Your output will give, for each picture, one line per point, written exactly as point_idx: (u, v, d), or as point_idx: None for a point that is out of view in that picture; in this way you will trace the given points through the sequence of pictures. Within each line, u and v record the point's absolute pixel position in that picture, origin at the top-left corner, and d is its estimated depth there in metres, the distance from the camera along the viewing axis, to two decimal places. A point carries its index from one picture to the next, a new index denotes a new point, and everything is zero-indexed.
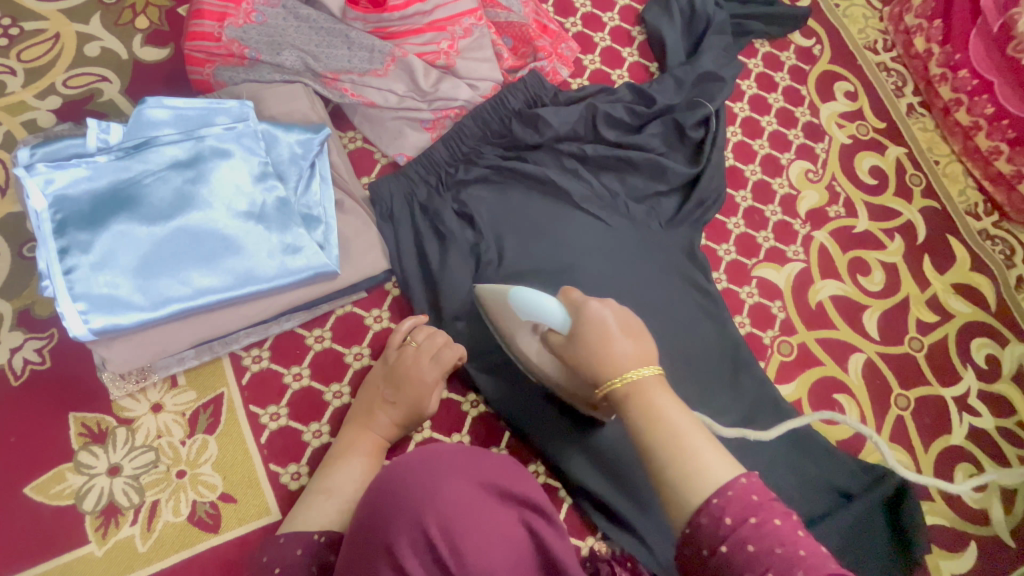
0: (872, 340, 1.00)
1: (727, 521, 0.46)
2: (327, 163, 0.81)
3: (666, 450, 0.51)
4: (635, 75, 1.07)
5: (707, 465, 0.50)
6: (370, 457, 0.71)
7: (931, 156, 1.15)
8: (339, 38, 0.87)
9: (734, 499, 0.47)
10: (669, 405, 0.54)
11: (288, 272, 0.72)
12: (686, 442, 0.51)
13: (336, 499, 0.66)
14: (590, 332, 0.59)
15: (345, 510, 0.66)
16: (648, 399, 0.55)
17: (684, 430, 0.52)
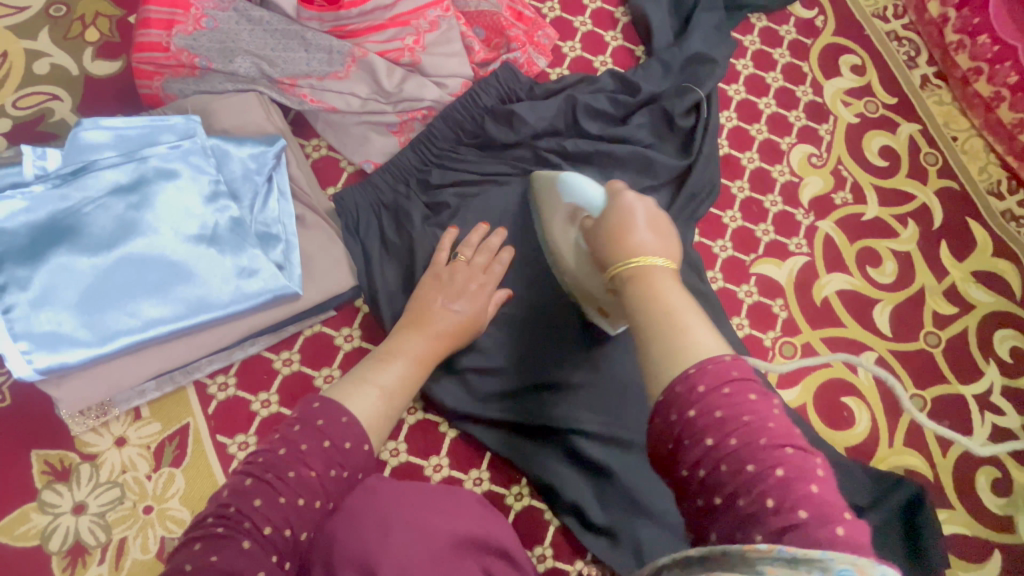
0: (883, 337, 0.92)
1: (701, 390, 0.42)
2: (285, 176, 0.76)
3: (659, 324, 0.46)
4: (620, 61, 0.99)
5: (696, 341, 0.45)
6: (416, 365, 0.65)
7: (948, 131, 1.06)
8: (294, 40, 0.82)
9: (714, 368, 0.42)
10: (669, 288, 0.49)
11: (244, 296, 0.68)
12: (681, 323, 0.46)
13: (381, 392, 0.59)
14: (614, 218, 0.57)
15: (386, 405, 0.58)
16: (650, 280, 0.50)
17: (678, 307, 0.47)
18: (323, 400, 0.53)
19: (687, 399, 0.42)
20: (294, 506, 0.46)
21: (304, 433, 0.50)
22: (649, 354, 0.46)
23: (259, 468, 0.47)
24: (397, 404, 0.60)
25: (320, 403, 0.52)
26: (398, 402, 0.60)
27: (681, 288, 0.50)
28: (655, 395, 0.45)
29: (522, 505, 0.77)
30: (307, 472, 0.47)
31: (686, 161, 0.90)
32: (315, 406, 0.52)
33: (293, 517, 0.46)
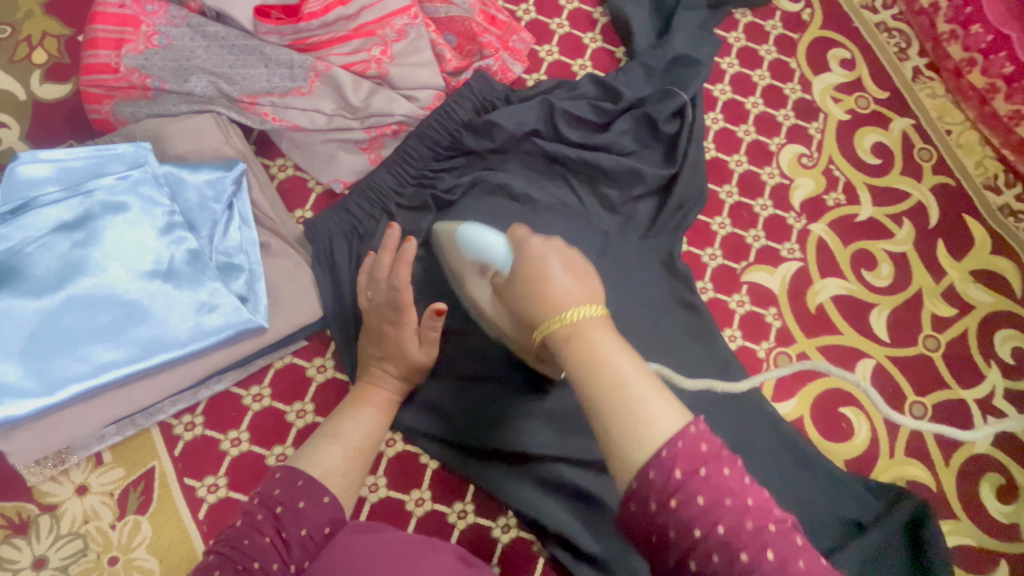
0: (881, 343, 0.89)
1: (677, 475, 0.37)
2: (247, 202, 0.72)
3: (612, 405, 0.40)
4: (599, 64, 0.95)
5: (650, 414, 0.39)
6: (381, 411, 0.65)
7: (943, 125, 1.02)
8: (253, 55, 0.77)
9: (685, 449, 0.38)
10: (609, 346, 0.42)
11: (205, 333, 0.65)
12: (635, 402, 0.40)
13: (344, 445, 0.60)
14: (530, 272, 0.48)
15: (352, 457, 0.59)
16: (590, 342, 0.42)
17: (621, 368, 0.41)
18: (285, 472, 0.54)
19: (661, 488, 0.38)
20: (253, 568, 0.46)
21: (264, 502, 0.51)
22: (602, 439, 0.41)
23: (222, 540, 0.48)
24: (364, 455, 0.61)
25: (281, 474, 0.54)
26: (363, 452, 0.61)
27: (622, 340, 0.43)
28: (622, 482, 0.40)
29: (508, 538, 0.73)
30: (262, 539, 0.48)
31: (675, 168, 0.86)
32: (279, 475, 0.54)
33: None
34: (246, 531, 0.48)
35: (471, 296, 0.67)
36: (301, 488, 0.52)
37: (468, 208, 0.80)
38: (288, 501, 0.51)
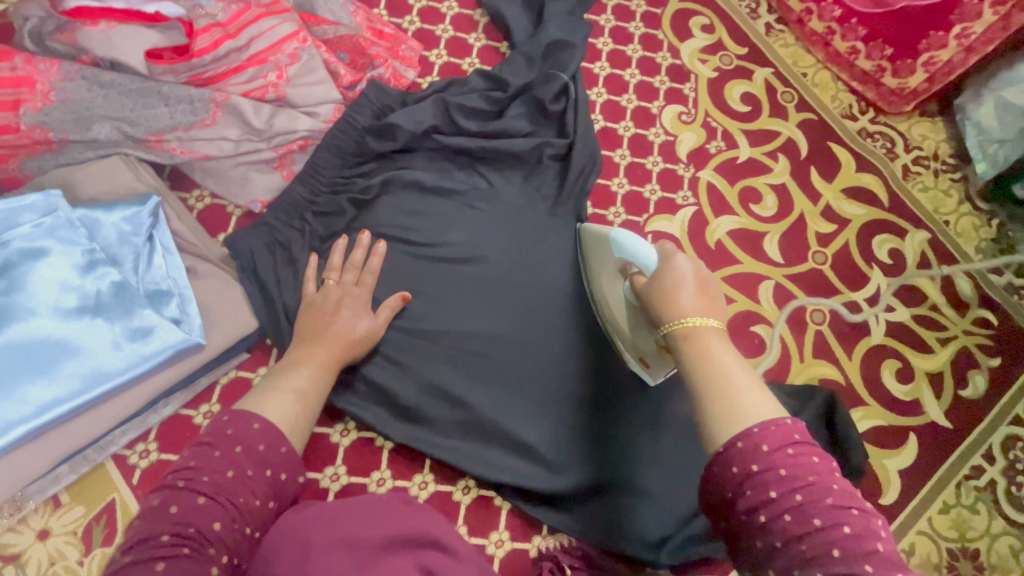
0: (776, 265, 1.00)
1: (765, 450, 0.44)
2: (167, 232, 0.75)
3: (715, 390, 0.49)
4: (487, 59, 1.03)
5: (750, 406, 0.47)
6: (320, 375, 0.67)
7: (798, 69, 1.16)
8: (153, 96, 0.81)
9: (775, 431, 0.45)
10: (719, 353, 0.51)
11: (143, 358, 0.68)
12: (738, 399, 0.47)
13: (288, 396, 0.61)
14: (665, 280, 0.60)
15: (300, 409, 0.60)
16: (704, 343, 0.52)
17: (730, 371, 0.50)
18: (267, 423, 0.54)
19: (748, 456, 0.44)
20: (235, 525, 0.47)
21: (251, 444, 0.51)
22: (708, 417, 0.48)
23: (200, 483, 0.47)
24: (308, 410, 0.62)
25: (260, 424, 0.53)
26: (309, 406, 0.62)
27: (730, 348, 0.52)
28: (713, 448, 0.47)
29: (471, 496, 0.80)
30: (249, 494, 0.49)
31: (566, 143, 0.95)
32: (257, 426, 0.53)
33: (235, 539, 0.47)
34: (237, 487, 0.48)
35: (599, 291, 0.81)
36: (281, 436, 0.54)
37: (380, 202, 0.87)
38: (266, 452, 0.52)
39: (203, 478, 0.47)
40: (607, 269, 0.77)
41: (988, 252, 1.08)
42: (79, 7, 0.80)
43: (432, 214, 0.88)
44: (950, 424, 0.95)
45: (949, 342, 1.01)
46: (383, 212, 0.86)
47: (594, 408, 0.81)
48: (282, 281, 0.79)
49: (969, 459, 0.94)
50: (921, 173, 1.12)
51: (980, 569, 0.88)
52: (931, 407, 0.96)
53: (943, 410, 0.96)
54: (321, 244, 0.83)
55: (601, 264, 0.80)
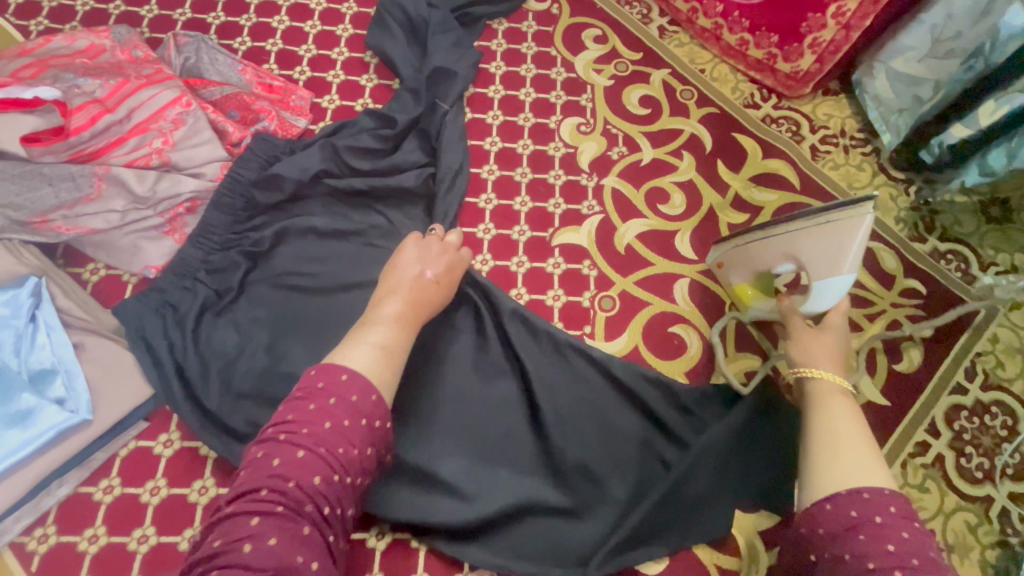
0: (690, 262, 0.99)
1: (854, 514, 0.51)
2: (53, 309, 0.75)
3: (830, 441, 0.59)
4: (379, 97, 1.05)
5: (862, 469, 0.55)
6: (397, 327, 0.66)
7: (696, 66, 1.17)
8: (35, 178, 0.82)
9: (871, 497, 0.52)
10: (844, 414, 0.62)
11: (23, 442, 0.67)
12: (845, 459, 0.57)
13: (368, 349, 0.61)
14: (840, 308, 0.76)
15: (379, 359, 0.60)
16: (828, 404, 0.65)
17: (848, 436, 0.59)
18: (354, 375, 0.56)
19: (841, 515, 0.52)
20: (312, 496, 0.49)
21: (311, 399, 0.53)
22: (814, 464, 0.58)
23: (300, 440, 0.51)
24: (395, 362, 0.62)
25: (346, 376, 0.56)
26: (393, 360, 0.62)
27: (857, 417, 0.62)
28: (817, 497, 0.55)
29: (386, 541, 0.78)
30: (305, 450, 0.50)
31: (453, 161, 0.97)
32: (345, 379, 0.55)
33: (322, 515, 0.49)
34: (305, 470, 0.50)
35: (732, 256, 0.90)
36: (354, 384, 0.56)
37: (273, 257, 0.87)
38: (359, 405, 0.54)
39: (303, 432, 0.51)
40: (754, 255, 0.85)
41: (909, 221, 1.06)
42: None
43: (328, 260, 0.88)
44: (887, 402, 0.93)
45: (877, 318, 0.99)
46: (275, 266, 0.87)
47: (511, 437, 0.81)
48: (176, 344, 0.79)
49: (913, 436, 0.91)
50: (830, 150, 1.11)
51: None
52: (865, 387, 0.93)
53: (878, 388, 0.94)
54: (213, 304, 0.83)
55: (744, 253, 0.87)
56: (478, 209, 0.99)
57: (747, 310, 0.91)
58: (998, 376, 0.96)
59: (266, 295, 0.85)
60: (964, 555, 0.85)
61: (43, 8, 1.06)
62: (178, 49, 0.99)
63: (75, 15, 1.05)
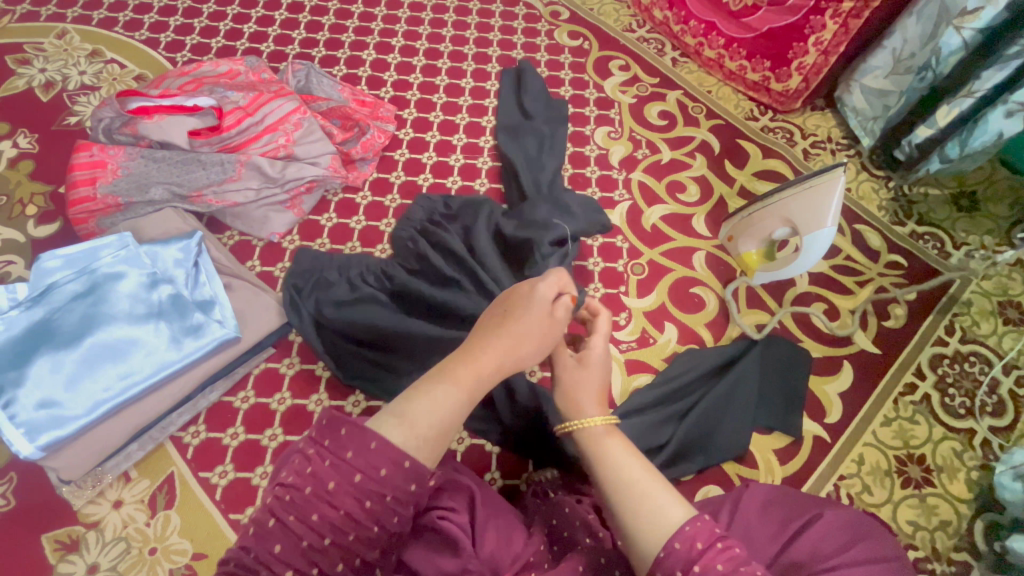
0: (706, 238, 1.19)
1: (699, 546, 0.52)
2: (209, 259, 0.95)
3: (632, 492, 0.60)
4: (449, 111, 1.30)
5: (662, 504, 0.58)
6: (462, 391, 0.60)
7: (704, 88, 1.42)
8: (193, 163, 1.07)
9: (701, 527, 0.54)
10: (620, 460, 0.64)
11: (195, 350, 0.87)
12: (639, 512, 0.58)
13: (408, 430, 0.54)
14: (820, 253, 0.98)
15: (422, 438, 0.55)
16: (605, 457, 0.65)
17: (638, 476, 0.62)
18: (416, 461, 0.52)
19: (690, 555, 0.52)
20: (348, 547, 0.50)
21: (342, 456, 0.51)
22: (637, 497, 0.59)
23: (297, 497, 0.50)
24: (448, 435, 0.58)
25: (387, 470, 0.51)
26: (427, 435, 0.55)
27: (628, 445, 0.67)
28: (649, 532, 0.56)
29: (465, 445, 0.95)
30: (335, 507, 0.50)
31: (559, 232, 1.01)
32: (376, 448, 0.51)
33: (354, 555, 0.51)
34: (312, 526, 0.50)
35: (744, 224, 1.09)
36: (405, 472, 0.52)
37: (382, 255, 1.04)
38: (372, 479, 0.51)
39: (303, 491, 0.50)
40: (758, 223, 1.05)
41: (890, 209, 1.27)
42: (140, 106, 1.09)
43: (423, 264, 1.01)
44: (879, 351, 1.10)
45: (867, 284, 1.17)
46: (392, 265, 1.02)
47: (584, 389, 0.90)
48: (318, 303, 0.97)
49: (901, 379, 1.07)
50: (820, 153, 1.33)
51: (928, 471, 0.99)
52: (858, 338, 1.11)
53: (870, 339, 1.11)
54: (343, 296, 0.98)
55: (755, 221, 1.06)
56: None
57: (755, 274, 1.10)
58: (974, 332, 1.13)
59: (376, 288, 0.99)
60: (952, 475, 0.99)
61: (186, 45, 1.33)
62: (294, 74, 1.26)
63: (210, 49, 1.32)
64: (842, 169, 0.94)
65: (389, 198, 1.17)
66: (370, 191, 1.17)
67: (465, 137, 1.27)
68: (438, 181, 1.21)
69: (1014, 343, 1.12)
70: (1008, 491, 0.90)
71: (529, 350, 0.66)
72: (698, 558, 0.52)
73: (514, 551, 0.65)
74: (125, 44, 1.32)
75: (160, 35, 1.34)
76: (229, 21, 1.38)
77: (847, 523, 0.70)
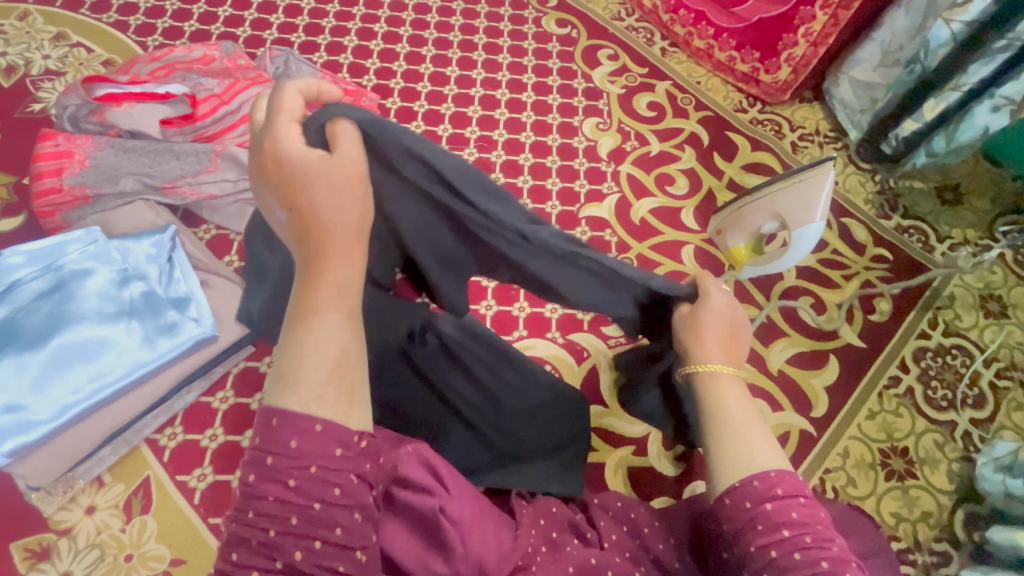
0: (694, 232, 1.18)
1: (778, 493, 0.54)
2: (184, 254, 0.91)
3: (728, 436, 0.60)
4: (434, 100, 1.27)
5: (760, 456, 0.58)
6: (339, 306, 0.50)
7: (693, 79, 1.40)
8: (166, 153, 1.02)
9: (778, 480, 0.55)
10: (726, 391, 0.63)
11: (170, 349, 0.83)
12: (735, 443, 0.59)
13: (301, 389, 0.45)
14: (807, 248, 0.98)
15: (320, 389, 0.46)
16: (719, 391, 0.63)
17: (743, 425, 0.61)
18: (326, 425, 0.44)
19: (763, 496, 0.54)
20: (299, 531, 0.41)
21: (251, 461, 0.43)
22: (737, 446, 0.59)
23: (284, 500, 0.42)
24: (354, 366, 0.48)
25: (299, 441, 0.43)
26: (325, 374, 0.46)
27: (742, 394, 0.63)
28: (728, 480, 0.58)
29: None
30: (267, 500, 0.41)
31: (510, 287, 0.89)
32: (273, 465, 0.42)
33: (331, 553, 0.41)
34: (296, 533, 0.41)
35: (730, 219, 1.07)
36: (321, 440, 0.43)
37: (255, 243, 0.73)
38: (282, 460, 0.42)
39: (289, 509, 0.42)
40: (745, 218, 1.04)
41: (876, 202, 1.27)
42: (107, 93, 1.03)
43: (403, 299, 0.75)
44: (864, 344, 1.10)
45: (853, 277, 1.17)
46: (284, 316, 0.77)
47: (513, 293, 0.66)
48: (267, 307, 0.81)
49: (885, 373, 1.08)
50: (807, 146, 1.32)
51: (911, 463, 1.00)
52: (845, 332, 1.11)
53: (857, 333, 1.12)
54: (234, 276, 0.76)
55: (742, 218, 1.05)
56: (518, 187, 1.19)
57: (743, 268, 1.09)
58: (957, 326, 1.14)
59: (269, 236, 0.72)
60: (935, 467, 1.00)
61: (157, 28, 1.27)
62: (271, 60, 1.21)
63: (183, 33, 1.27)
64: (832, 163, 0.93)
65: None
66: None
67: (451, 128, 1.24)
68: None
69: (994, 336, 1.13)
70: (989, 483, 0.90)
71: (323, 183, 0.50)
72: (772, 500, 0.54)
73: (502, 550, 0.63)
74: (91, 26, 1.26)
75: (129, 18, 1.27)
76: (203, 4, 1.32)
77: (837, 515, 0.71)
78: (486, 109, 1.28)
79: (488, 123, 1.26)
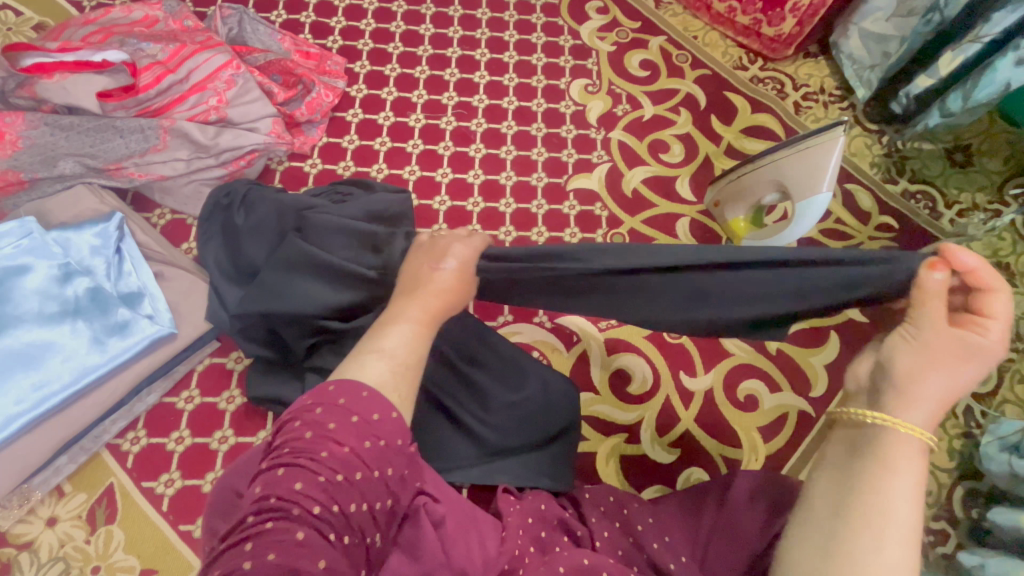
0: (690, 203, 1.11)
1: None
2: (134, 244, 0.83)
3: (875, 509, 0.44)
4: (406, 63, 1.16)
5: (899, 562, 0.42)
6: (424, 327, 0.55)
7: (689, 34, 1.29)
8: (108, 130, 0.92)
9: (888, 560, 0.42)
10: (913, 468, 0.45)
11: (123, 351, 0.77)
12: (887, 537, 0.42)
13: (390, 360, 0.50)
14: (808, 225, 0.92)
15: (402, 371, 0.50)
16: (890, 454, 0.45)
17: (898, 511, 0.43)
18: (375, 392, 0.46)
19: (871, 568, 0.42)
20: (362, 487, 0.42)
21: (326, 413, 0.44)
22: (879, 528, 0.43)
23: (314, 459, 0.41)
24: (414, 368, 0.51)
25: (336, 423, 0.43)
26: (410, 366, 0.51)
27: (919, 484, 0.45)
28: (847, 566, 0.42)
29: None
30: (340, 448, 0.42)
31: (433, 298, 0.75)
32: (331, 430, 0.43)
33: (363, 521, 0.42)
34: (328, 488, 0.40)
35: (734, 190, 1.00)
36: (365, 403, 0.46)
37: (252, 247, 0.81)
38: (364, 423, 0.44)
39: (323, 455, 0.41)
40: (748, 190, 0.97)
41: (882, 166, 1.19)
42: (36, 63, 0.92)
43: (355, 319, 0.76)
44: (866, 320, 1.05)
45: (856, 248, 1.11)
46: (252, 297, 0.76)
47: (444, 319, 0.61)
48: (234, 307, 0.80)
49: None
50: (812, 106, 1.23)
51: None
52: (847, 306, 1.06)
53: None
54: (223, 266, 0.83)
55: (744, 189, 0.98)
56: (500, 158, 1.10)
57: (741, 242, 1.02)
58: None
59: (261, 221, 0.81)
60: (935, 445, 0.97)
61: None
62: (222, 19, 1.09)
63: None
64: (844, 128, 0.82)
65: (341, 165, 1.05)
66: (320, 158, 1.05)
67: (426, 93, 1.13)
68: (397, 145, 1.08)
69: None
70: (994, 463, 0.89)
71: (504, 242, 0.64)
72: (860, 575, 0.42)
73: (488, 556, 0.58)
74: None
75: None
76: None
77: None
78: (464, 72, 1.17)
79: (467, 87, 1.15)
